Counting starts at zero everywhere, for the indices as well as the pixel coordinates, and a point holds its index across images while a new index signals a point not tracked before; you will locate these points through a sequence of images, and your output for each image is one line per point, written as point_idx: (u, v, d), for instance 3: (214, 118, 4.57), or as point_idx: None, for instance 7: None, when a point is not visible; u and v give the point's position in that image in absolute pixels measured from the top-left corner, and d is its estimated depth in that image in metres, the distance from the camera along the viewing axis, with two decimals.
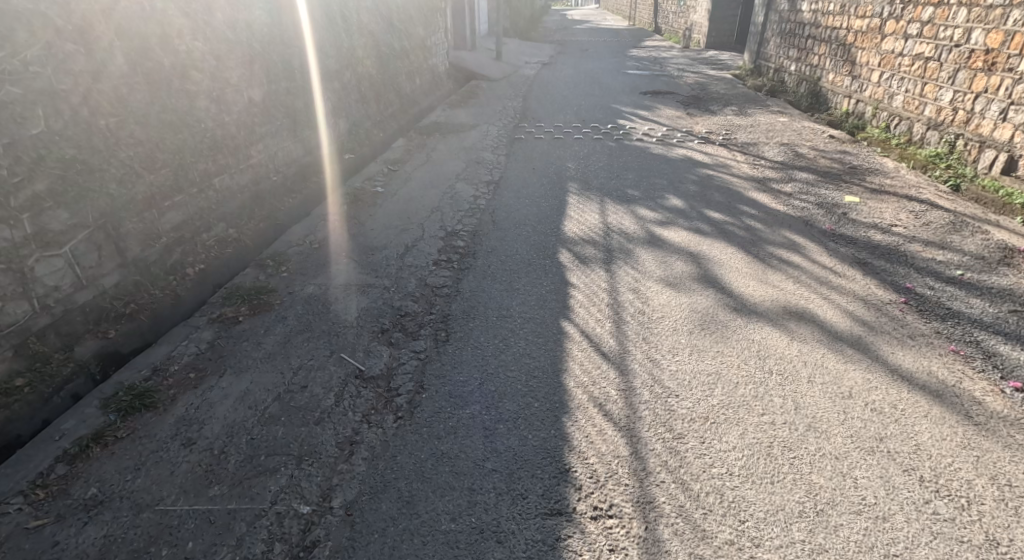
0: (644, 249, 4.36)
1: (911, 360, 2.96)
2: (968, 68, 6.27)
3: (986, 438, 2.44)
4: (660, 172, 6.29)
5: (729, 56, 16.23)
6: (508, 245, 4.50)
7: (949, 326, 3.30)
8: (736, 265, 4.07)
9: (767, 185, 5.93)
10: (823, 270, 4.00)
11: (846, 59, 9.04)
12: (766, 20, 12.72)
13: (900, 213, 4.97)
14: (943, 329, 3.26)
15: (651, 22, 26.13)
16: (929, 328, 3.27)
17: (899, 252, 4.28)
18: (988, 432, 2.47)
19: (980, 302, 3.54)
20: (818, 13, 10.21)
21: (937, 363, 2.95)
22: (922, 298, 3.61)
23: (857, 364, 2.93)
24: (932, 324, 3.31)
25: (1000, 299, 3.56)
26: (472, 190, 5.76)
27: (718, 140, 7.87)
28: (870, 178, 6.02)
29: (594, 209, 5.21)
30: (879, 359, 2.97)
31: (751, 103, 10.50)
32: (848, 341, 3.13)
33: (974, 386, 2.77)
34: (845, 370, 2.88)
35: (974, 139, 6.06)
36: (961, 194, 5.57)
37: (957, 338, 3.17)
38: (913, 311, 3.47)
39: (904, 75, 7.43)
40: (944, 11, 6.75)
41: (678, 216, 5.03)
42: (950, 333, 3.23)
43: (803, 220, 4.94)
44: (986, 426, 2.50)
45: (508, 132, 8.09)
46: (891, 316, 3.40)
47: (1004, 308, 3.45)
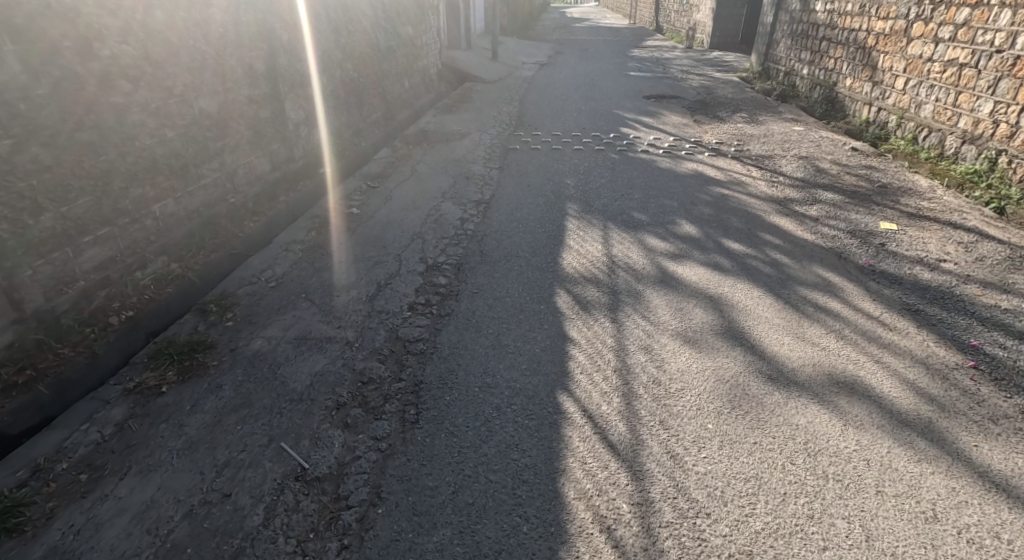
0: (655, 290, 3.75)
1: (1002, 458, 2.34)
2: (1011, 77, 5.66)
3: None
4: (670, 191, 5.65)
5: (734, 57, 15.58)
6: (498, 283, 3.88)
7: None
8: (765, 314, 3.45)
9: (789, 207, 5.30)
10: (867, 321, 3.38)
11: (866, 63, 8.40)
12: (776, 20, 12.08)
13: (947, 246, 4.35)
14: None
15: (651, 21, 25.49)
16: (1013, 406, 2.65)
17: (954, 296, 3.66)
18: None
19: None
20: (835, 13, 9.56)
21: None
22: (995, 361, 2.99)
23: (933, 465, 2.31)
24: (1013, 401, 2.69)
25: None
26: (460, 212, 5.12)
27: (729, 151, 7.24)
28: (904, 200, 5.39)
29: (596, 237, 4.58)
30: (959, 455, 2.35)
31: (762, 109, 9.87)
32: (918, 428, 2.50)
33: None
34: (921, 475, 2.25)
35: (1019, 156, 5.44)
36: (1009, 219, 4.94)
37: None
38: (987, 380, 2.84)
39: (934, 82, 6.81)
40: (982, 13, 6.13)
41: (692, 246, 4.40)
42: None
43: (835, 252, 4.32)
44: None
45: (502, 142, 7.45)
46: (963, 389, 2.77)
47: None
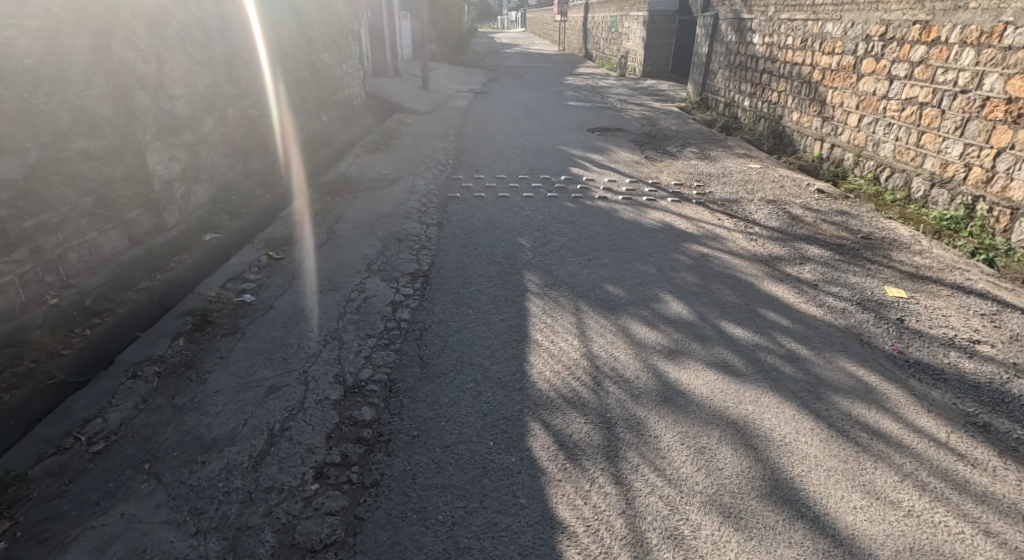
0: (661, 417, 2.77)
1: None
2: (982, 118, 5.10)
3: None
4: (644, 253, 4.76)
5: (669, 86, 15.38)
6: (449, 418, 2.75)
7: None
8: (813, 454, 2.56)
9: (779, 269, 4.53)
10: (937, 452, 2.58)
11: (812, 98, 8.02)
12: (711, 51, 11.78)
13: (971, 320, 3.73)
14: None
15: (581, 49, 25.33)
16: None
17: (1013, 399, 2.95)
18: None
19: None
20: (774, 46, 9.18)
21: None
22: None
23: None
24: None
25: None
26: (390, 291, 3.97)
27: (692, 195, 6.55)
28: (896, 255, 4.80)
29: (569, 327, 3.58)
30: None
31: (710, 142, 9.38)
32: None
33: None
34: None
35: (1001, 204, 4.85)
36: (999, 273, 4.44)
37: None
38: None
39: (892, 120, 6.31)
40: (942, 51, 5.61)
41: (689, 335, 3.50)
42: None
43: (854, 334, 3.55)
44: None
45: (439, 188, 6.40)
46: None
47: None
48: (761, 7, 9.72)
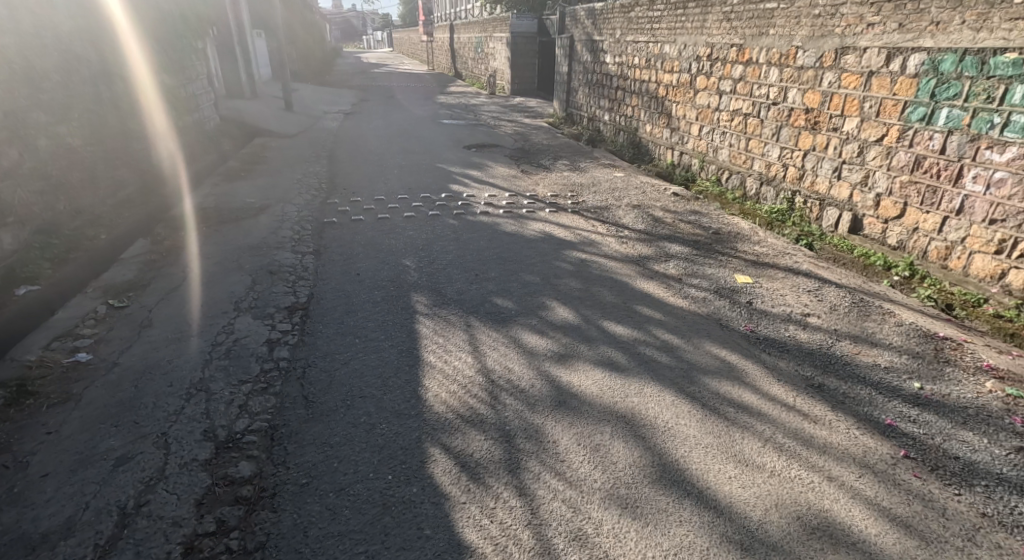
0: (557, 421, 2.85)
1: None
2: (790, 125, 5.92)
3: None
4: (528, 263, 4.90)
5: (537, 103, 16.06)
6: (341, 457, 2.60)
7: (981, 496, 2.42)
8: (692, 433, 2.78)
9: (649, 267, 4.90)
10: (789, 415, 2.93)
11: (660, 111, 8.82)
12: (570, 70, 12.52)
13: (802, 296, 4.30)
14: (985, 508, 2.37)
15: (450, 68, 25.65)
16: (968, 506, 2.37)
17: (838, 361, 3.43)
18: None
19: (975, 438, 2.77)
20: (624, 65, 9.98)
21: None
22: (918, 444, 2.73)
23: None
24: (967, 499, 2.41)
25: (989, 428, 2.84)
26: (263, 329, 3.68)
27: (566, 204, 6.88)
28: (741, 246, 5.42)
29: (461, 344, 3.57)
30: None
31: (579, 154, 9.93)
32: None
33: None
34: None
35: (812, 197, 5.66)
36: (818, 254, 5.17)
37: (1009, 522, 2.30)
38: (928, 473, 2.55)
39: (725, 129, 7.12)
40: (754, 69, 6.46)
41: (575, 338, 3.66)
42: (1001, 515, 2.33)
43: (715, 320, 3.93)
44: None
45: (311, 213, 6.10)
46: (918, 497, 2.42)
47: (1006, 445, 2.72)
48: (609, 30, 10.54)
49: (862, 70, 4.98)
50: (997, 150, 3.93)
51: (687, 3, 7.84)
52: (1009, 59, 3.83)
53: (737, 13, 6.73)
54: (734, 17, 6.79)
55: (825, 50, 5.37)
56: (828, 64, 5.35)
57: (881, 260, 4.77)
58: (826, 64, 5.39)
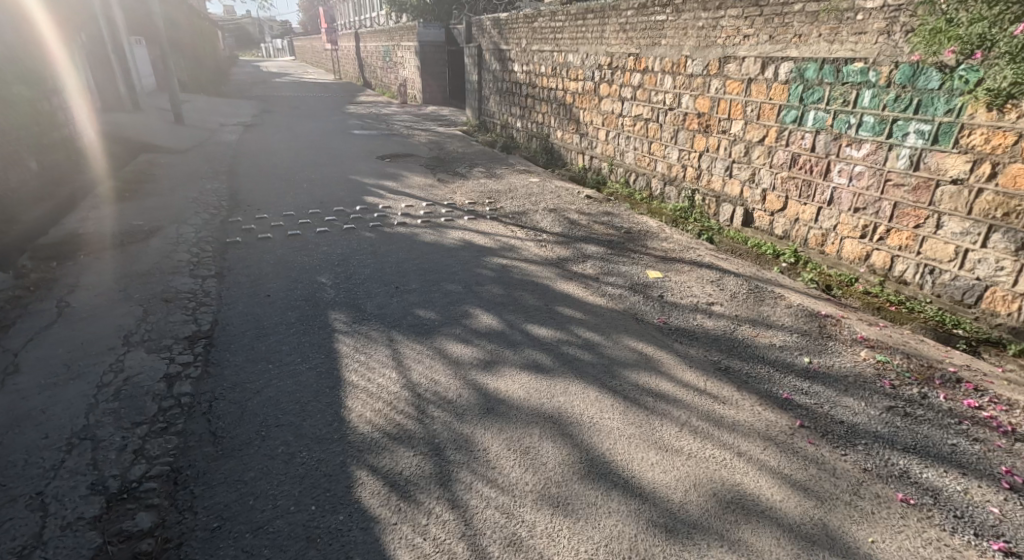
0: (487, 428, 2.86)
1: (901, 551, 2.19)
2: (685, 129, 6.32)
3: None
4: (450, 272, 4.88)
5: (450, 111, 16.05)
6: (258, 494, 2.45)
7: (865, 455, 2.70)
8: (616, 425, 2.89)
9: (568, 269, 5.03)
10: (701, 399, 3.12)
11: (569, 117, 9.10)
12: (480, 79, 12.63)
13: (707, 287, 4.60)
14: (868, 465, 2.63)
15: (358, 78, 25.05)
16: (854, 465, 2.63)
17: (741, 344, 3.70)
18: None
19: (856, 403, 3.09)
20: (532, 74, 10.21)
21: (918, 542, 2.24)
22: (811, 414, 2.99)
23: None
24: (852, 458, 2.68)
25: (867, 392, 3.18)
26: (160, 364, 3.40)
27: (483, 211, 6.93)
28: (651, 243, 5.70)
29: (384, 359, 3.48)
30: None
31: (494, 161, 10.03)
32: (825, 544, 2.23)
33: None
34: None
35: (709, 194, 6.07)
36: (718, 247, 5.55)
37: (888, 474, 2.58)
38: (821, 439, 2.80)
39: (629, 134, 7.47)
40: (651, 77, 6.84)
41: (499, 344, 3.68)
42: (881, 470, 2.61)
43: (632, 315, 4.11)
44: None
45: (211, 234, 5.71)
46: (813, 461, 2.66)
47: (881, 406, 3.05)
48: (515, 39, 10.74)
49: (743, 78, 5.41)
50: (855, 147, 4.40)
51: (586, 14, 8.17)
52: (858, 67, 4.32)
53: (632, 24, 7.09)
54: (629, 28, 7.15)
55: (711, 59, 5.79)
56: (714, 72, 5.77)
57: (771, 249, 5.21)
58: (712, 71, 5.80)
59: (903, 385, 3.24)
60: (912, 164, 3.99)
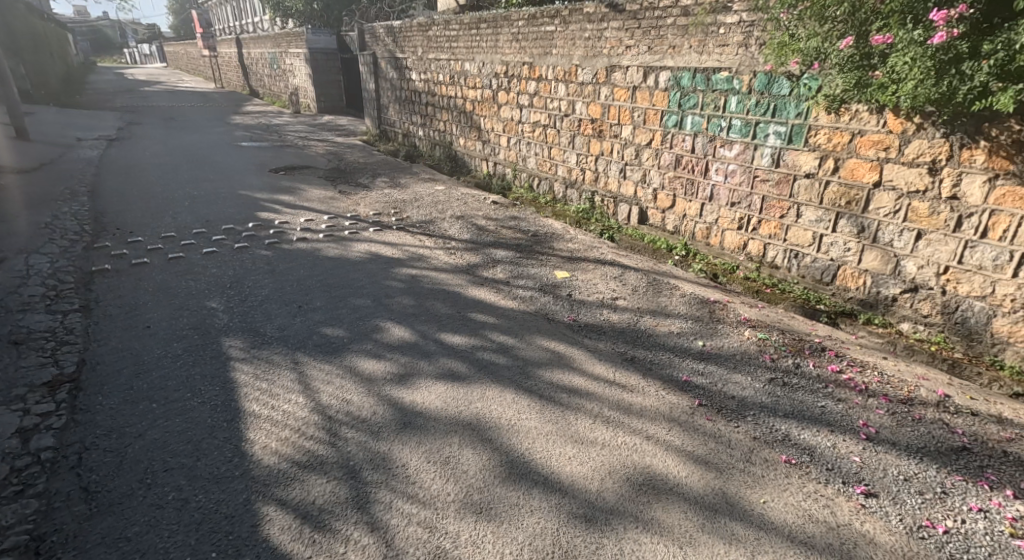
0: (404, 444, 2.81)
1: (786, 507, 2.44)
2: (581, 134, 6.60)
3: None
4: (356, 286, 4.74)
5: (347, 121, 15.56)
6: (146, 548, 2.24)
7: (754, 425, 2.97)
8: (533, 425, 2.96)
9: (478, 275, 5.07)
10: (611, 389, 3.28)
11: (470, 125, 9.17)
12: (377, 87, 12.37)
13: (610, 283, 4.83)
14: (757, 433, 2.90)
15: (243, 86, 23.57)
16: (745, 435, 2.89)
17: (644, 334, 3.93)
18: None
19: (745, 378, 3.39)
20: (430, 82, 10.17)
21: (800, 496, 2.50)
22: (707, 393, 3.25)
23: (759, 551, 2.22)
24: (743, 429, 2.94)
25: (752, 367, 3.50)
26: (17, 416, 3.00)
27: (388, 222, 6.80)
28: (557, 244, 5.89)
29: (289, 384, 3.31)
30: (766, 525, 2.34)
31: (398, 170, 9.87)
32: (725, 511, 2.42)
33: (845, 512, 2.42)
34: None
35: (607, 195, 6.38)
36: (619, 245, 5.86)
37: (772, 440, 2.86)
38: (717, 415, 3.05)
39: (529, 140, 7.67)
40: (545, 85, 7.08)
41: (413, 356, 3.63)
42: (767, 436, 2.88)
43: (543, 316, 4.23)
44: None
45: (76, 263, 5.12)
46: (711, 436, 2.88)
47: (765, 379, 3.38)
48: (410, 47, 10.64)
49: (628, 85, 5.76)
50: (728, 148, 4.84)
51: (479, 24, 8.27)
52: (724, 76, 4.75)
53: (524, 34, 7.30)
54: (522, 38, 7.35)
55: (598, 68, 6.10)
56: (602, 80, 6.08)
57: (665, 243, 5.57)
58: (600, 79, 6.11)
59: (781, 357, 3.60)
60: (775, 162, 4.46)
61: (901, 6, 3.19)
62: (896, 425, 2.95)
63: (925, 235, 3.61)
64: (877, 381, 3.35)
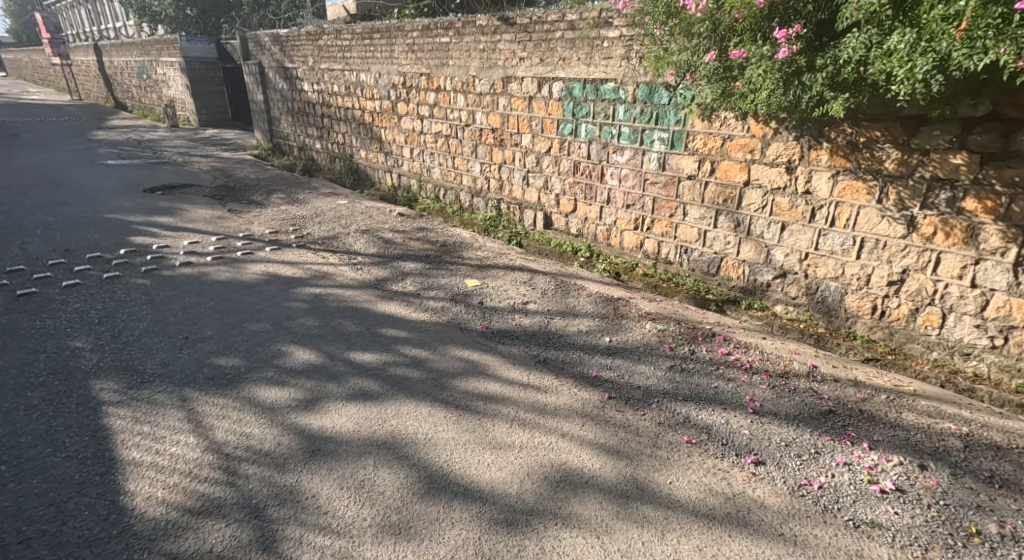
0: (314, 473, 2.69)
1: (688, 484, 2.62)
2: (483, 143, 6.68)
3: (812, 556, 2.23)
4: (252, 311, 4.45)
5: (234, 134, 14.61)
6: None
7: (659, 411, 3.16)
8: (451, 436, 2.95)
9: (388, 289, 4.96)
10: (526, 392, 3.35)
11: (370, 136, 8.95)
12: (266, 99, 11.74)
13: (520, 287, 4.93)
14: (662, 419, 3.10)
15: (106, 98, 21.31)
16: (652, 421, 3.07)
17: (555, 335, 4.05)
18: (801, 546, 2.28)
19: (648, 368, 3.60)
20: (324, 93, 9.82)
21: (700, 472, 2.70)
22: (616, 386, 3.41)
23: (669, 529, 2.37)
24: (649, 416, 3.12)
25: (654, 357, 3.73)
26: None
27: (284, 240, 6.46)
28: (467, 253, 5.90)
29: (176, 424, 3.05)
30: (673, 504, 2.50)
31: (294, 185, 9.42)
32: (636, 496, 2.56)
33: (740, 481, 2.64)
34: (675, 551, 2.26)
35: (512, 202, 6.50)
36: (528, 250, 6.00)
37: (675, 423, 3.06)
38: (626, 406, 3.22)
39: (432, 151, 7.63)
40: (444, 96, 7.09)
41: (321, 379, 3.48)
42: (670, 420, 3.08)
43: (455, 325, 4.23)
44: (794, 538, 2.32)
45: None
46: (620, 426, 3.04)
47: (666, 367, 3.61)
48: (300, 57, 10.20)
49: (524, 95, 5.93)
50: (619, 153, 5.13)
51: (372, 34, 8.13)
52: (611, 86, 5.04)
53: (419, 45, 7.27)
54: (417, 49, 7.32)
55: (495, 79, 6.22)
56: (500, 91, 6.21)
57: (570, 245, 5.79)
58: (497, 90, 6.24)
59: (679, 345, 3.87)
60: (661, 165, 4.79)
61: (750, 25, 3.56)
62: (777, 397, 3.28)
63: (788, 227, 4.04)
64: (759, 359, 3.70)
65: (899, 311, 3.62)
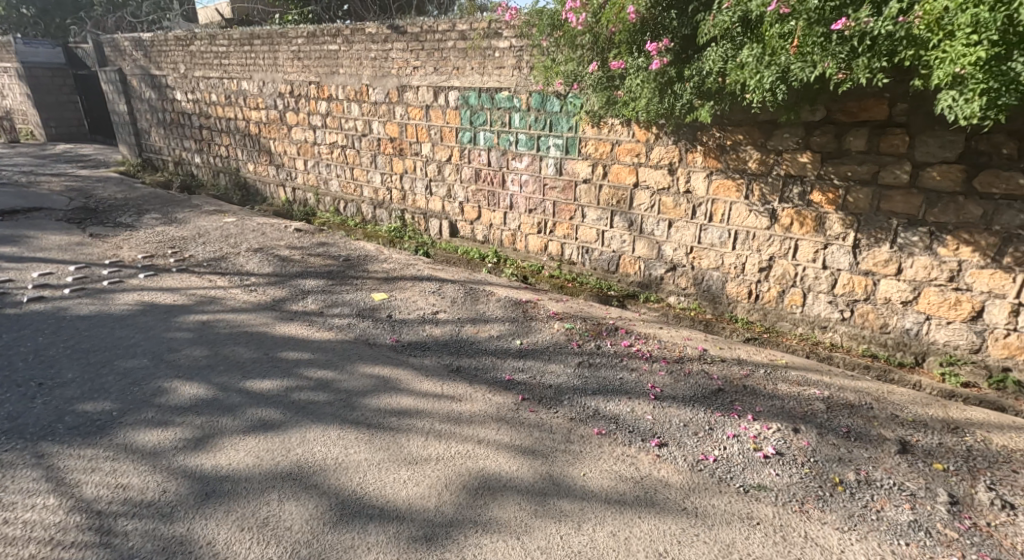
0: (208, 518, 2.49)
1: (598, 474, 2.75)
2: (382, 154, 6.56)
3: (709, 526, 2.42)
4: (126, 346, 4.03)
5: (93, 149, 13.12)
6: None
7: (572, 407, 3.28)
8: (364, 457, 2.86)
9: (287, 310, 4.71)
10: (440, 403, 3.33)
11: (258, 149, 8.45)
12: (132, 110, 10.69)
13: (430, 297, 4.89)
14: (573, 414, 3.21)
15: None
16: (564, 418, 3.18)
17: (467, 343, 4.07)
18: (701, 518, 2.47)
19: (558, 367, 3.72)
20: (201, 102, 9.12)
21: (609, 461, 2.84)
22: (528, 387, 3.49)
23: (584, 520, 2.47)
24: (562, 413, 3.23)
25: (561, 356, 3.86)
26: None
27: (162, 264, 5.91)
28: (372, 266, 5.75)
29: (31, 486, 2.68)
30: (587, 495, 2.61)
31: (172, 204, 8.65)
32: (552, 492, 2.64)
33: (647, 465, 2.81)
34: (590, 540, 2.36)
35: (417, 212, 6.43)
36: (435, 259, 5.97)
37: (586, 417, 3.20)
38: (539, 406, 3.30)
39: (328, 162, 7.35)
40: (337, 106, 6.87)
41: (214, 414, 3.23)
42: (581, 415, 3.21)
43: (363, 341, 4.11)
44: (695, 511, 2.51)
45: None
46: (535, 426, 3.12)
47: (573, 364, 3.75)
48: (170, 64, 9.40)
49: (421, 104, 5.90)
50: (518, 160, 5.26)
51: (253, 40, 7.69)
52: (505, 95, 5.15)
53: (305, 53, 6.98)
54: (304, 57, 7.03)
55: (389, 88, 6.12)
56: (395, 100, 6.12)
57: (477, 252, 5.83)
58: (392, 99, 6.15)
59: (586, 342, 4.04)
60: (558, 171, 4.98)
61: (626, 38, 3.80)
62: (674, 382, 3.52)
63: (674, 223, 4.37)
64: (657, 348, 3.95)
65: (770, 293, 4.03)
